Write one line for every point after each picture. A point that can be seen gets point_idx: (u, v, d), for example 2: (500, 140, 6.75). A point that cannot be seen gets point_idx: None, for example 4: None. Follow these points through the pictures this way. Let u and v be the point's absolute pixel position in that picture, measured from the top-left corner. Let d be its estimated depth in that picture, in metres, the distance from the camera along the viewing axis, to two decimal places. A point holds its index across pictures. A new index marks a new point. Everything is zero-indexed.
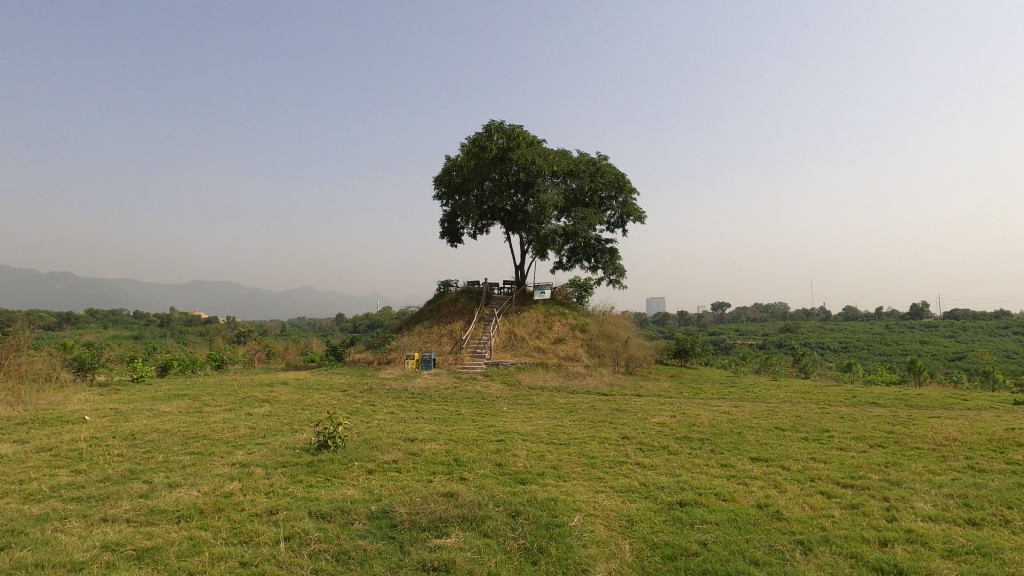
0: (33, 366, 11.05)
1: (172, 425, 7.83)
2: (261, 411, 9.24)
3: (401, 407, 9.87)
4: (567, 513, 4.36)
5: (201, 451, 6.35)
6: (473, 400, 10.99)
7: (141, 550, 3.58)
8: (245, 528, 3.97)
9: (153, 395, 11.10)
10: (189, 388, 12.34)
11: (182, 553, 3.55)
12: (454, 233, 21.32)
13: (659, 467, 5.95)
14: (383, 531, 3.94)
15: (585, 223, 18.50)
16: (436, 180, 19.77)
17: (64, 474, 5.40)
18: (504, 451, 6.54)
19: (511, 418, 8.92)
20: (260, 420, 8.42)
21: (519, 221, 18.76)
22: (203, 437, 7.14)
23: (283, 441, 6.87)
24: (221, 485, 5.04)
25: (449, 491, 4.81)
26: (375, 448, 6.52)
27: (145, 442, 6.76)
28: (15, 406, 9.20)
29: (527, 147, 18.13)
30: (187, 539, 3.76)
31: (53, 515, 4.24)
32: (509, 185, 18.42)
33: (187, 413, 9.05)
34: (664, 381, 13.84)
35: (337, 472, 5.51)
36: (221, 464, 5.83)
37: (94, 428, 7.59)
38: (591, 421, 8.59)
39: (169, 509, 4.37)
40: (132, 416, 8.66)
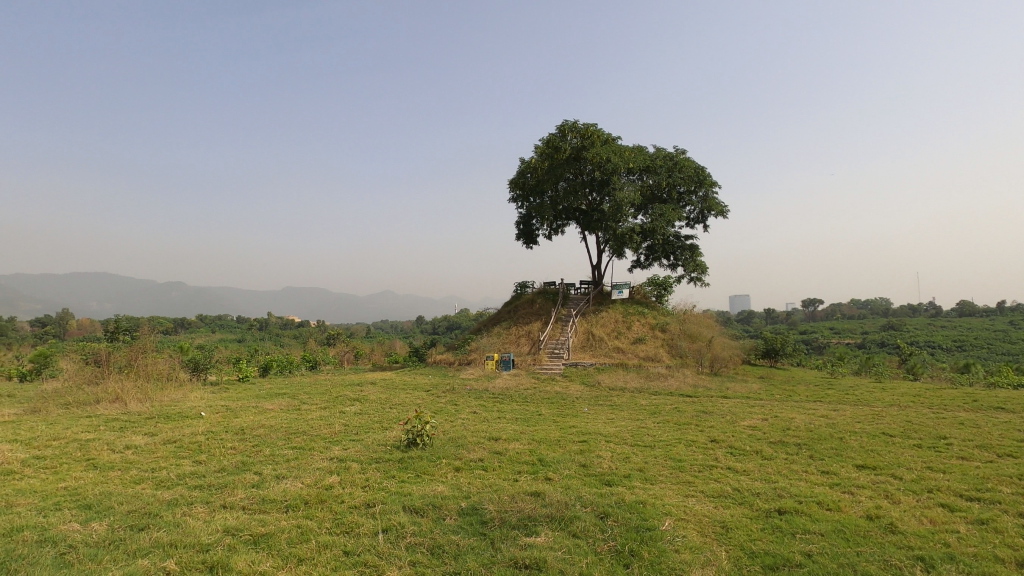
0: (157, 367, 12.32)
1: (275, 422, 8.45)
2: (353, 410, 9.76)
3: (483, 407, 10.05)
4: (657, 516, 4.26)
5: (302, 446, 6.81)
6: (552, 400, 10.99)
7: (257, 535, 3.89)
8: (346, 519, 4.20)
9: (256, 394, 12.02)
10: (287, 387, 13.23)
11: (292, 540, 3.82)
12: (529, 235, 21.45)
13: (753, 472, 5.68)
14: (474, 527, 4.03)
15: (663, 220, 17.99)
16: (511, 183, 20.00)
17: (187, 464, 5.97)
18: (587, 452, 6.50)
19: (592, 419, 8.84)
20: (352, 417, 8.87)
21: (595, 221, 18.59)
22: (302, 433, 7.63)
23: (375, 438, 7.22)
24: (321, 478, 5.37)
25: (536, 491, 4.85)
26: (461, 447, 6.69)
27: (254, 437, 7.35)
28: (144, 402, 10.30)
29: (602, 145, 17.95)
30: (296, 527, 4.05)
31: (182, 500, 4.71)
32: (584, 184, 18.30)
33: (288, 410, 9.73)
34: (753, 382, 13.17)
35: (426, 469, 5.71)
36: (320, 458, 6.21)
37: (210, 423, 8.36)
38: (676, 424, 8.34)
39: (278, 499, 4.72)
40: (239, 413, 9.42)
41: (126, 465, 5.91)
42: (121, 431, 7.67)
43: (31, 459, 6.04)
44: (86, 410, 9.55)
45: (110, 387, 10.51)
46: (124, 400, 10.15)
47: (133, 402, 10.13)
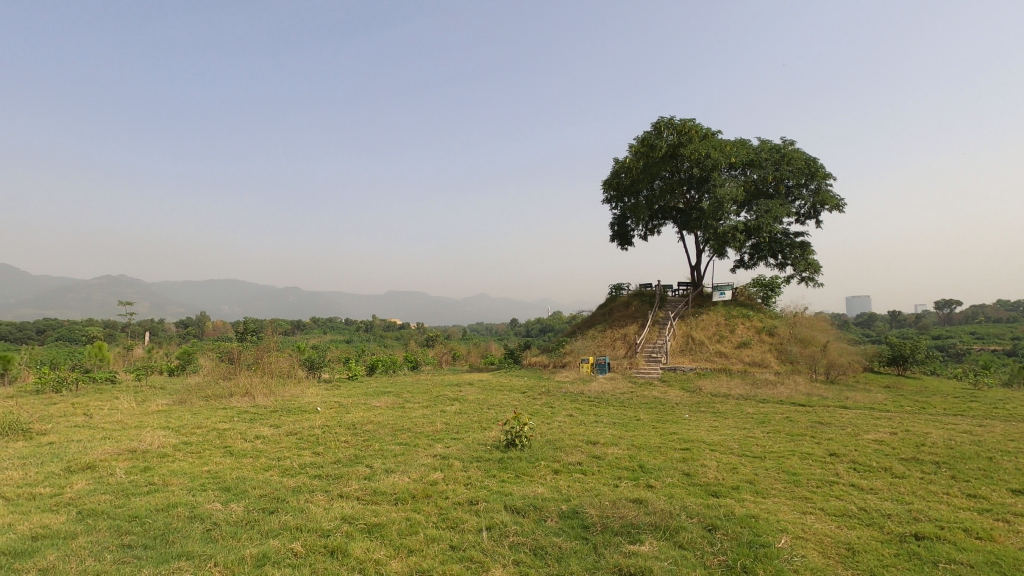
0: (280, 365, 13.53)
1: (382, 418, 8.95)
2: (453, 409, 10.11)
3: (579, 410, 9.99)
4: (771, 532, 4.00)
5: (408, 442, 7.15)
6: (651, 405, 10.67)
7: (371, 525, 4.14)
8: (451, 515, 4.35)
9: (365, 392, 12.80)
10: (392, 386, 13.95)
11: (403, 531, 4.02)
12: (624, 236, 21.04)
13: (881, 491, 5.15)
14: (576, 531, 4.01)
15: (770, 216, 16.88)
16: (604, 184, 19.74)
17: (307, 455, 6.49)
18: (690, 461, 6.24)
19: (694, 426, 8.48)
20: (452, 417, 9.18)
21: (694, 220, 17.84)
22: (407, 430, 8.01)
23: (476, 438, 7.41)
24: (426, 474, 5.60)
25: (638, 497, 4.73)
26: (560, 450, 6.69)
27: (364, 432, 7.84)
28: (269, 396, 11.34)
29: (700, 140, 17.22)
30: (405, 519, 4.25)
31: (305, 488, 5.13)
32: (681, 182, 17.64)
33: (393, 408, 10.28)
34: (877, 392, 11.96)
35: (525, 469, 5.78)
36: (425, 455, 6.49)
37: (326, 417, 9.04)
38: (788, 434, 7.78)
39: (388, 492, 4.99)
40: (350, 409, 10.09)
41: (256, 453, 6.53)
42: (251, 422, 8.51)
43: (180, 444, 6.87)
44: (222, 403, 10.69)
45: (242, 383, 11.69)
46: (253, 394, 11.24)
47: (260, 396, 11.17)
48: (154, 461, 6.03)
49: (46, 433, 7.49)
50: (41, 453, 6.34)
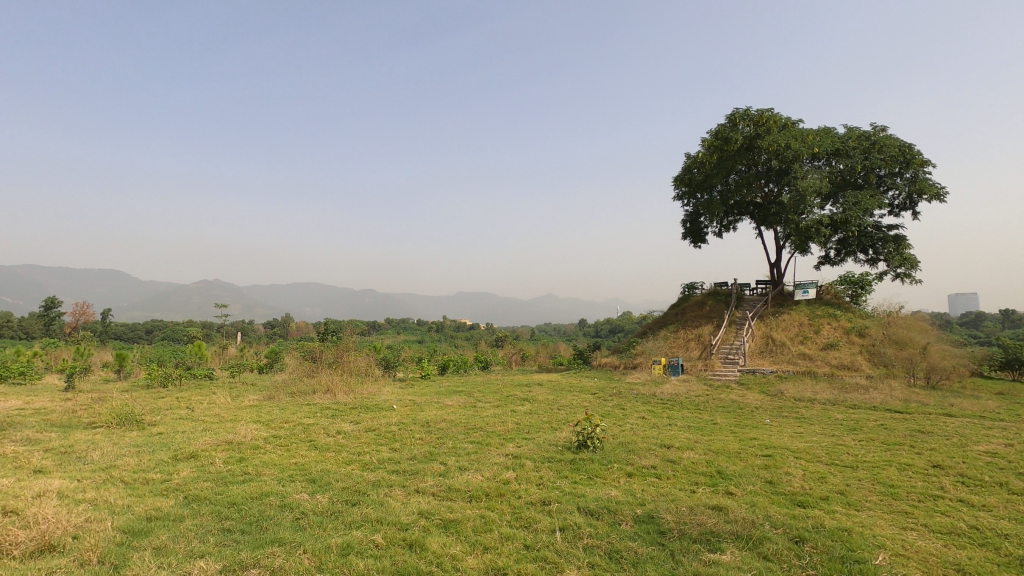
0: (358, 364, 14.15)
1: (455, 417, 9.13)
2: (523, 409, 10.17)
3: (652, 413, 9.76)
4: (867, 547, 3.72)
5: (480, 441, 7.26)
6: (728, 409, 10.23)
7: (447, 521, 4.24)
8: (524, 514, 4.37)
9: (437, 391, 13.13)
10: (463, 385, 14.22)
11: (477, 529, 4.09)
12: (697, 233, 20.33)
13: (996, 509, 4.67)
14: (652, 536, 3.92)
15: (859, 209, 15.73)
16: (676, 180, 19.17)
17: (384, 451, 6.74)
18: (773, 468, 5.93)
19: (777, 432, 8.05)
20: (523, 417, 9.23)
21: (773, 215, 16.96)
22: (479, 429, 8.12)
23: (547, 438, 7.41)
24: (499, 473, 5.66)
25: (717, 504, 4.56)
26: (633, 453, 6.56)
27: (438, 430, 8.05)
28: (349, 394, 11.88)
29: (780, 131, 16.35)
30: (479, 517, 4.32)
31: (384, 482, 5.33)
32: (759, 175, 16.83)
33: (465, 407, 10.47)
34: (988, 399, 10.82)
35: (598, 472, 5.71)
36: (497, 453, 6.56)
37: (402, 415, 9.36)
38: (883, 443, 7.21)
39: (462, 489, 5.09)
40: (424, 407, 10.38)
41: (338, 447, 6.86)
42: (333, 418, 8.96)
43: (270, 438, 7.33)
44: (306, 399, 11.32)
45: (324, 381, 12.32)
46: (333, 391, 11.82)
47: (340, 393, 11.73)
48: (248, 452, 6.48)
49: (156, 424, 8.24)
50: (151, 442, 6.97)
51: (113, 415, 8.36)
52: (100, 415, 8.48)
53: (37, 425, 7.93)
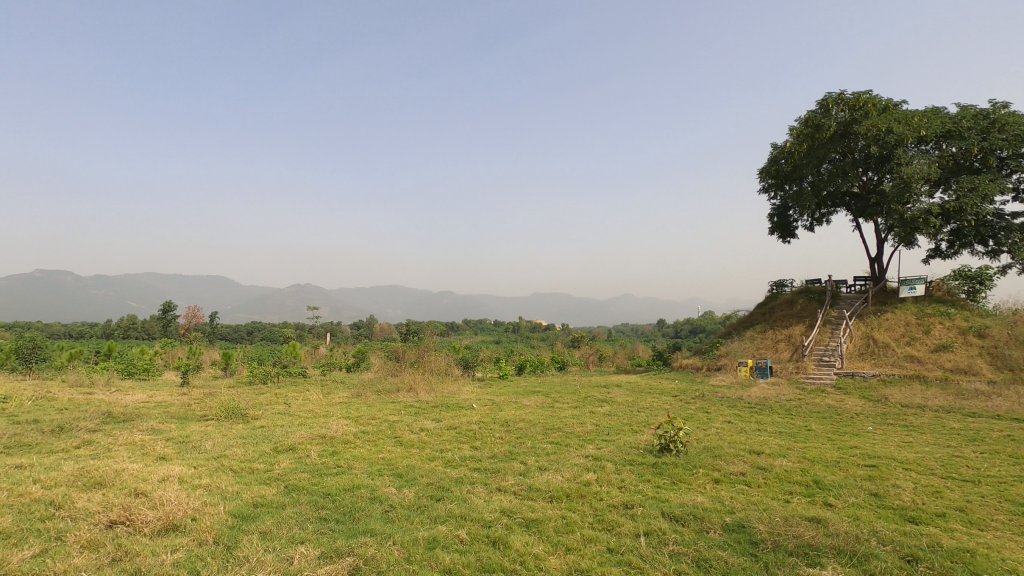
0: (438, 363, 14.56)
1: (533, 417, 9.17)
2: (602, 410, 10.03)
3: (739, 417, 9.30)
4: (994, 572, 3.35)
5: (559, 442, 7.25)
6: (824, 415, 9.56)
7: (529, 520, 4.26)
8: (607, 517, 4.31)
9: (515, 391, 13.25)
10: (540, 386, 14.25)
11: (559, 529, 4.08)
12: (785, 227, 19.19)
13: None
14: (742, 546, 3.74)
15: (975, 195, 14.21)
16: (762, 172, 18.19)
17: (465, 448, 6.88)
18: (878, 479, 5.47)
19: (881, 441, 7.42)
20: (602, 418, 9.10)
21: (873, 205, 15.68)
22: (558, 429, 8.10)
23: (627, 441, 7.26)
24: (579, 474, 5.62)
25: (815, 516, 4.27)
26: (719, 458, 6.28)
27: (516, 429, 8.11)
28: (430, 392, 12.25)
29: (879, 115, 15.10)
30: (561, 517, 4.31)
31: (466, 479, 5.45)
32: (856, 163, 15.63)
33: (543, 407, 10.49)
34: None
35: (683, 476, 5.53)
36: (576, 454, 6.52)
37: (481, 414, 9.52)
38: (1010, 456, 6.44)
39: (543, 489, 5.10)
40: (502, 406, 10.50)
41: (422, 444, 7.09)
42: (416, 416, 9.27)
43: (358, 433, 7.71)
44: (390, 397, 11.78)
45: (407, 380, 12.79)
46: (416, 390, 12.23)
47: (422, 392, 12.13)
48: (339, 446, 6.86)
49: (258, 418, 8.91)
50: (255, 434, 7.55)
51: (221, 409, 9.13)
52: (211, 409, 9.29)
53: (159, 416, 8.82)
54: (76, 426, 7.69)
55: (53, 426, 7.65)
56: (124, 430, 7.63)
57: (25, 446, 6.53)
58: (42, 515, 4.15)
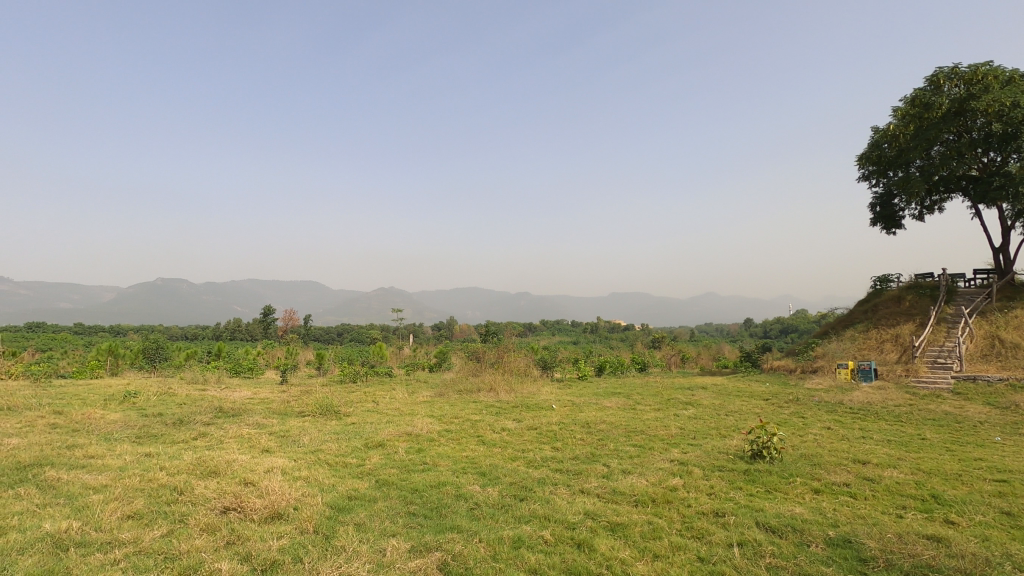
0: (517, 364, 14.67)
1: (615, 419, 9.01)
2: (687, 413, 9.67)
3: (840, 423, 8.64)
4: None
5: (642, 445, 7.07)
6: (942, 422, 8.65)
7: (614, 524, 4.19)
8: (696, 525, 4.14)
9: (596, 392, 13.08)
10: (621, 387, 13.96)
11: (646, 535, 3.98)
12: (890, 218, 17.65)
13: None
14: (849, 563, 3.47)
15: None
16: (861, 158, 16.85)
17: (547, 449, 6.89)
18: (1010, 496, 4.88)
19: (1014, 453, 6.60)
20: (687, 421, 8.77)
21: (996, 189, 14.08)
22: (641, 432, 7.90)
23: (716, 445, 6.96)
24: (665, 479, 5.45)
25: (934, 534, 3.87)
26: (819, 467, 5.87)
27: (598, 431, 8.00)
28: (510, 393, 12.37)
29: (1002, 88, 13.55)
30: (648, 523, 4.20)
31: (548, 480, 5.44)
32: (974, 144, 14.10)
33: (625, 409, 10.27)
34: None
35: (778, 485, 5.21)
36: (661, 459, 6.33)
37: (561, 415, 9.48)
38: None
39: (628, 493, 4.99)
40: (583, 407, 10.41)
41: (504, 443, 7.17)
42: (497, 416, 9.39)
43: (442, 431, 7.93)
44: (472, 397, 12.03)
45: (488, 381, 12.98)
46: (496, 390, 12.40)
47: (502, 392, 12.28)
48: (425, 444, 7.09)
49: (350, 415, 9.41)
50: (347, 430, 7.98)
51: (317, 406, 9.72)
52: (308, 405, 9.93)
53: (262, 412, 9.54)
54: (194, 419, 8.48)
55: (174, 419, 8.49)
56: (234, 424, 8.32)
57: (152, 436, 7.29)
58: (168, 499, 4.61)
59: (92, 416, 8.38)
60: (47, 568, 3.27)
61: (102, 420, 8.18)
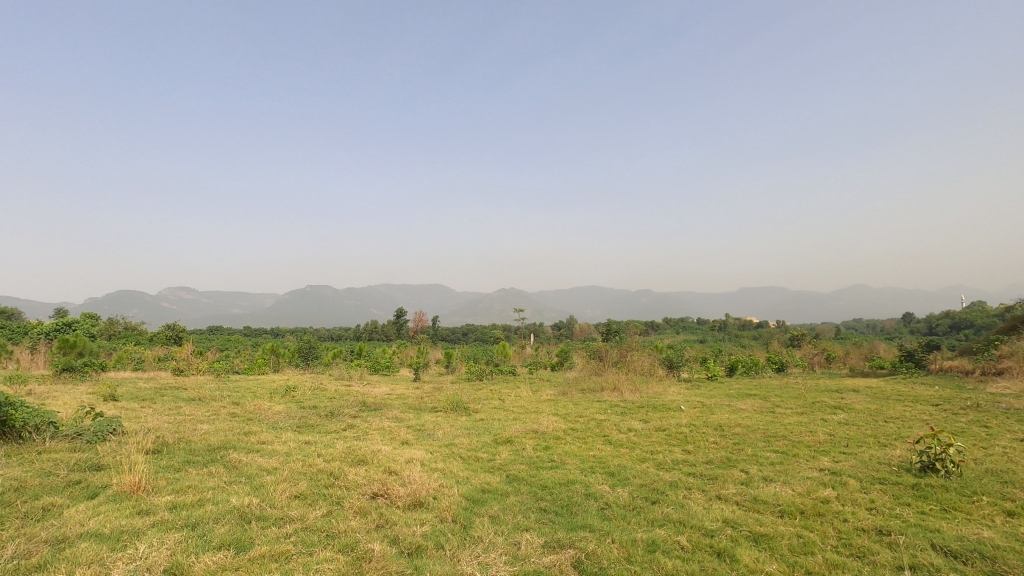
0: (641, 363, 14.28)
1: (751, 422, 8.42)
2: (836, 418, 8.74)
3: None
4: None
5: (785, 451, 6.51)
6: None
7: (757, 534, 3.91)
8: (855, 542, 3.73)
9: (728, 393, 12.31)
10: (757, 388, 13.01)
11: (795, 548, 3.66)
12: None
13: None
14: None
15: None
16: None
17: (678, 451, 6.61)
18: None
19: None
20: (837, 427, 7.93)
21: None
22: (782, 437, 7.30)
23: (874, 455, 6.21)
24: (815, 489, 4.98)
25: None
26: (1011, 485, 4.99)
27: (734, 434, 7.52)
28: (635, 392, 12.06)
29: None
30: (797, 536, 3.86)
31: (681, 484, 5.22)
32: None
33: (762, 412, 9.56)
34: None
35: (957, 503, 4.53)
36: (809, 467, 5.79)
37: (691, 416, 9.05)
38: None
39: (771, 502, 4.63)
40: (714, 409, 9.86)
41: (632, 444, 7.02)
42: (623, 416, 9.22)
43: (567, 430, 7.96)
44: (596, 396, 11.92)
45: (611, 380, 12.79)
46: (620, 390, 12.18)
47: (627, 392, 12.02)
48: (552, 441, 7.16)
49: (478, 411, 9.79)
50: (476, 426, 8.33)
51: (448, 402, 10.24)
52: (439, 401, 10.53)
53: (400, 407, 10.27)
54: (342, 412, 9.38)
55: (327, 412, 9.45)
56: (377, 417, 9.06)
57: (309, 426, 8.18)
58: (326, 482, 5.14)
59: (262, 407, 9.62)
60: (236, 537, 3.80)
61: (269, 411, 9.36)
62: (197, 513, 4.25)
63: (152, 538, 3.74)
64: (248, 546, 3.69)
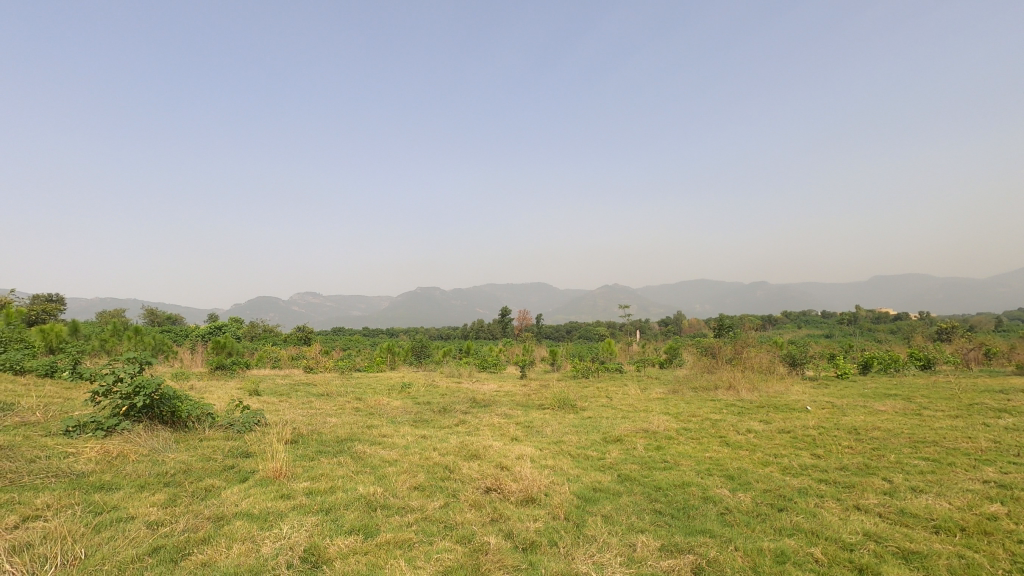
0: (759, 361, 13.36)
1: (892, 425, 7.54)
2: (1001, 422, 7.58)
3: None
4: None
5: (938, 459, 5.75)
6: None
7: (907, 551, 3.48)
8: None
9: (863, 393, 11.14)
10: (898, 387, 11.63)
11: (955, 570, 3.22)
12: None
13: None
14: None
15: None
16: None
17: (806, 456, 6.09)
18: None
19: None
20: (1003, 433, 6.85)
21: None
22: (933, 443, 6.45)
23: None
24: (978, 503, 4.34)
25: None
26: None
27: (872, 439, 6.78)
28: (754, 391, 11.30)
29: None
30: (957, 556, 3.39)
31: (811, 491, 4.80)
32: None
33: (905, 414, 8.53)
34: None
35: None
36: (969, 478, 5.06)
37: (819, 418, 8.30)
38: None
39: (923, 516, 4.11)
40: (847, 410, 8.96)
41: (752, 446, 6.58)
42: (741, 416, 8.67)
43: (680, 429, 7.64)
44: (710, 395, 11.34)
45: (726, 378, 12.10)
46: (737, 388, 11.48)
47: (744, 391, 11.30)
48: (664, 441, 6.91)
49: (585, 409, 9.72)
50: (584, 423, 8.27)
51: (555, 400, 10.27)
52: (547, 399, 10.59)
53: (509, 404, 10.49)
54: (454, 408, 9.76)
55: (439, 407, 9.88)
56: (487, 414, 9.30)
57: (424, 421, 8.61)
58: (442, 475, 5.37)
59: (382, 403, 10.28)
60: (365, 523, 4.08)
61: (389, 406, 9.97)
62: (330, 499, 4.63)
63: (294, 519, 4.14)
64: (375, 532, 3.95)
